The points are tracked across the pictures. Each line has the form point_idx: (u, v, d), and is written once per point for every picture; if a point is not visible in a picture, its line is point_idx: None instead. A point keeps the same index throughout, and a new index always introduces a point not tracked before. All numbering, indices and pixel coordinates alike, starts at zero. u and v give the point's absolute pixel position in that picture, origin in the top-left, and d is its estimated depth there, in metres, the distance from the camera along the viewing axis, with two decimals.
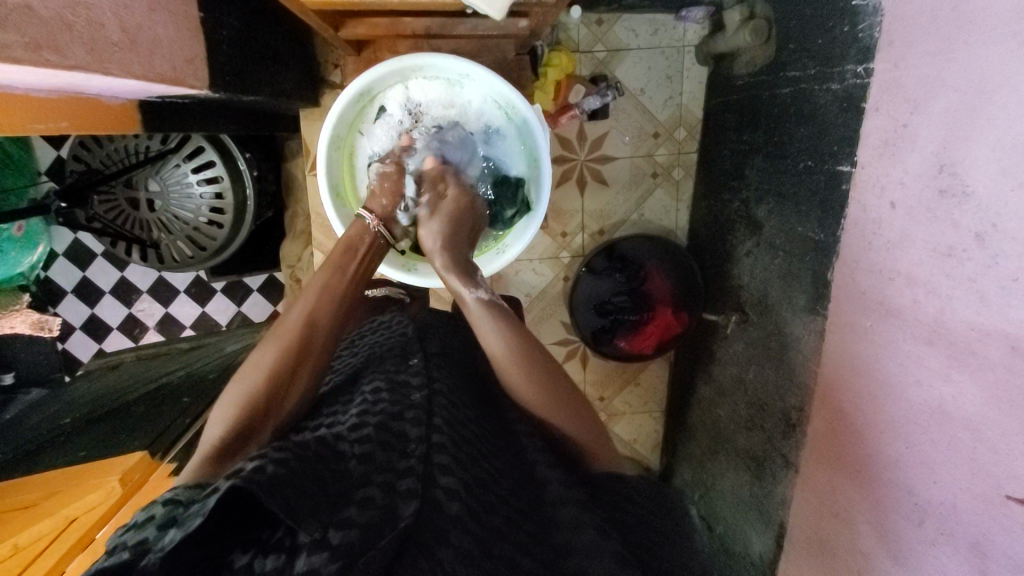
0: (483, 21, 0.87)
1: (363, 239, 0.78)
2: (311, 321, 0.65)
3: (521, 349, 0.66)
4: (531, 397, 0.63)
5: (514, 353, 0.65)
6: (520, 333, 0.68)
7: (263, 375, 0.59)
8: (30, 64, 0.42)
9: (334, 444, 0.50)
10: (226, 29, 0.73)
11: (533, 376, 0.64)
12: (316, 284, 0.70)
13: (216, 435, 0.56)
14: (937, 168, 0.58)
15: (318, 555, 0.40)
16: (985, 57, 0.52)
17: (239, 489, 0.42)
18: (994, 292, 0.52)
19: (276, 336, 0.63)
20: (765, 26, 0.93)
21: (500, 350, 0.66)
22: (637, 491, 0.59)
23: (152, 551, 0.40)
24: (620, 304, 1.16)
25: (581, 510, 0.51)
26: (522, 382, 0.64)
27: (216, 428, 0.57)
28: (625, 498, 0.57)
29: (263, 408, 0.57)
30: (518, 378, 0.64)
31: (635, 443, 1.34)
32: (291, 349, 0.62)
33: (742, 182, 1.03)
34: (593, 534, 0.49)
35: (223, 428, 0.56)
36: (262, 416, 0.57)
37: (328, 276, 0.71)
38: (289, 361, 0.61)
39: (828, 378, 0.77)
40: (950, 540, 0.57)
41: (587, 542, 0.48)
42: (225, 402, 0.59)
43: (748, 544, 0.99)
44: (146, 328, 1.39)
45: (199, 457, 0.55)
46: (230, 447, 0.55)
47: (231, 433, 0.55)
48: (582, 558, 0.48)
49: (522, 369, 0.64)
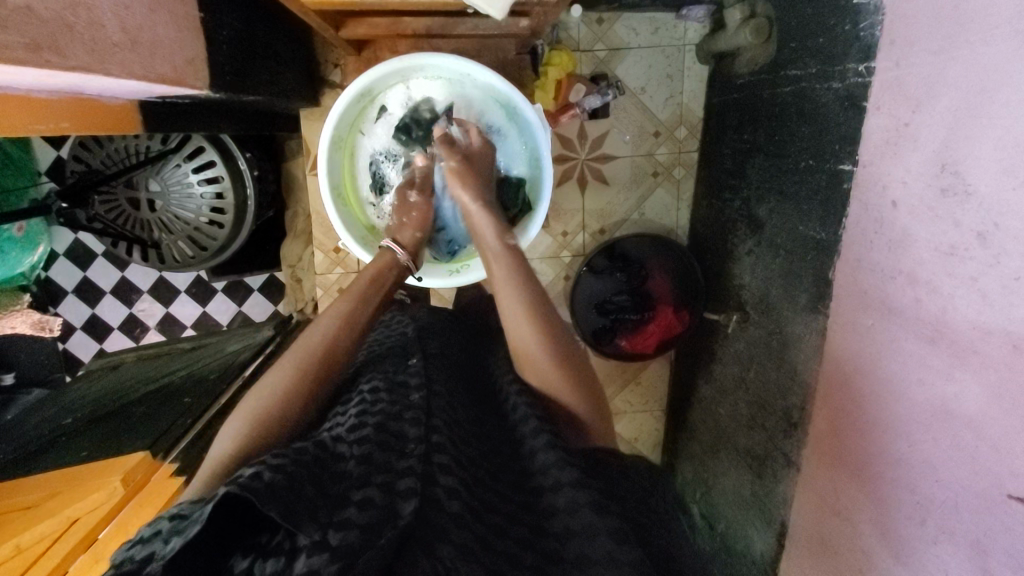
0: (484, 21, 0.87)
1: (390, 271, 0.77)
2: (333, 349, 0.64)
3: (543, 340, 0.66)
4: (550, 386, 0.64)
5: (544, 341, 0.66)
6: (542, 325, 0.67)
7: (281, 394, 0.58)
8: (31, 65, 0.42)
9: (333, 447, 0.51)
10: (226, 29, 0.73)
11: (564, 366, 0.65)
12: (336, 309, 0.68)
13: (223, 449, 0.54)
14: (939, 167, 0.58)
15: (318, 556, 0.40)
16: (986, 55, 0.52)
17: (234, 495, 0.41)
18: (996, 291, 0.52)
19: (292, 358, 0.62)
20: (766, 25, 0.93)
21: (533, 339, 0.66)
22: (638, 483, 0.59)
23: (154, 558, 0.40)
24: (620, 303, 1.16)
25: (579, 491, 0.50)
26: (544, 374, 0.65)
27: (223, 443, 0.55)
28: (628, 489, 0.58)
29: (278, 425, 0.56)
30: (550, 368, 0.65)
31: (635, 442, 1.34)
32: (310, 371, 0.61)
33: (743, 181, 1.03)
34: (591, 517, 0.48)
35: (233, 441, 0.55)
36: (273, 431, 0.56)
37: (351, 303, 0.70)
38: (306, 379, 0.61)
39: (829, 377, 0.77)
40: (952, 539, 0.57)
41: (585, 524, 0.48)
42: (237, 417, 0.57)
43: (749, 543, 0.99)
44: (147, 328, 1.39)
45: (204, 471, 0.53)
46: (236, 463, 0.52)
47: (242, 443, 0.54)
48: (581, 544, 0.47)
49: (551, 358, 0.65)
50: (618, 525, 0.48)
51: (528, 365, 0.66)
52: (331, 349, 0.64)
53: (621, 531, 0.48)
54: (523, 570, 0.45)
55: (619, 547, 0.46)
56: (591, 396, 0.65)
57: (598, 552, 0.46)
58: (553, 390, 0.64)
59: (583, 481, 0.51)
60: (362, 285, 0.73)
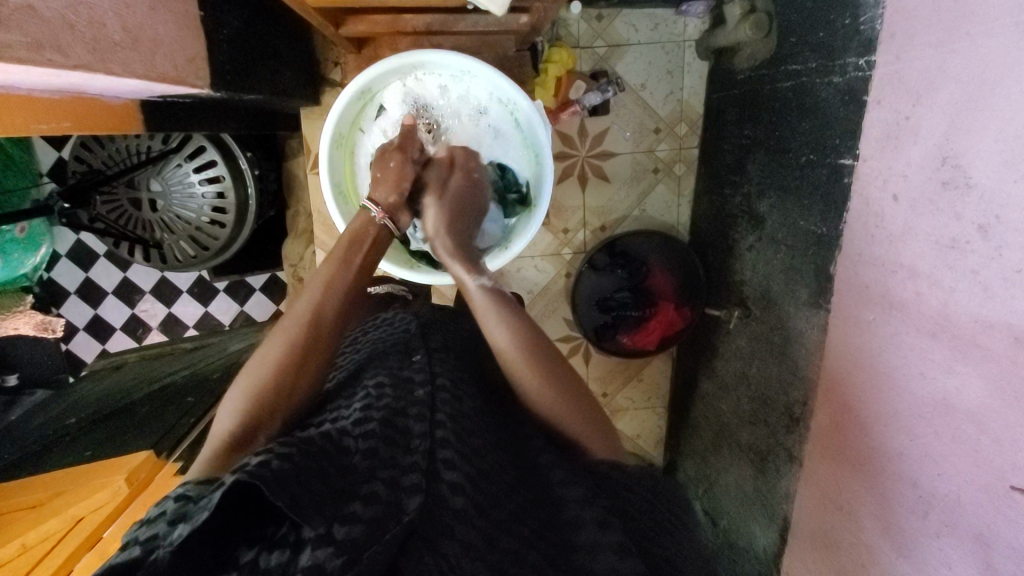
0: (484, 17, 0.86)
1: (367, 232, 0.75)
2: (320, 312, 0.63)
3: (548, 363, 0.63)
4: (561, 415, 0.61)
5: (522, 343, 0.63)
6: (532, 339, 0.64)
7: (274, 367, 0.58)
8: (33, 63, 0.42)
9: (339, 439, 0.49)
10: (226, 28, 0.73)
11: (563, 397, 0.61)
12: (321, 275, 0.67)
13: (225, 428, 0.55)
14: (939, 160, 0.59)
15: (323, 549, 0.40)
16: (988, 47, 0.52)
17: (243, 483, 0.41)
18: (997, 283, 0.52)
19: (278, 334, 0.61)
20: (766, 19, 0.93)
21: (531, 375, 0.61)
22: (629, 477, 0.57)
23: (160, 546, 0.40)
24: (621, 300, 1.18)
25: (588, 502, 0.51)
26: (562, 407, 0.61)
27: (225, 420, 0.56)
28: (622, 485, 0.56)
29: (272, 401, 0.57)
30: (528, 376, 0.61)
31: (638, 440, 1.34)
32: (300, 342, 0.60)
33: (743, 176, 1.03)
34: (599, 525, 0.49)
35: (234, 420, 0.55)
36: (272, 406, 0.57)
37: (332, 266, 0.69)
38: (295, 353, 0.60)
39: (832, 372, 0.77)
40: (955, 532, 0.57)
41: (591, 539, 0.49)
42: (234, 392, 0.57)
43: (752, 539, 0.99)
44: (149, 329, 1.40)
45: (209, 449, 0.55)
46: (236, 444, 0.54)
47: (241, 424, 0.55)
48: (585, 556, 0.48)
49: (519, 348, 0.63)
50: (623, 539, 0.49)
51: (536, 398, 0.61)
52: (316, 321, 0.63)
53: (625, 544, 0.48)
54: (526, 569, 0.46)
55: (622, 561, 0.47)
56: (586, 403, 0.63)
57: (601, 565, 0.47)
58: (537, 399, 0.61)
59: (591, 497, 0.52)
60: (342, 245, 0.72)
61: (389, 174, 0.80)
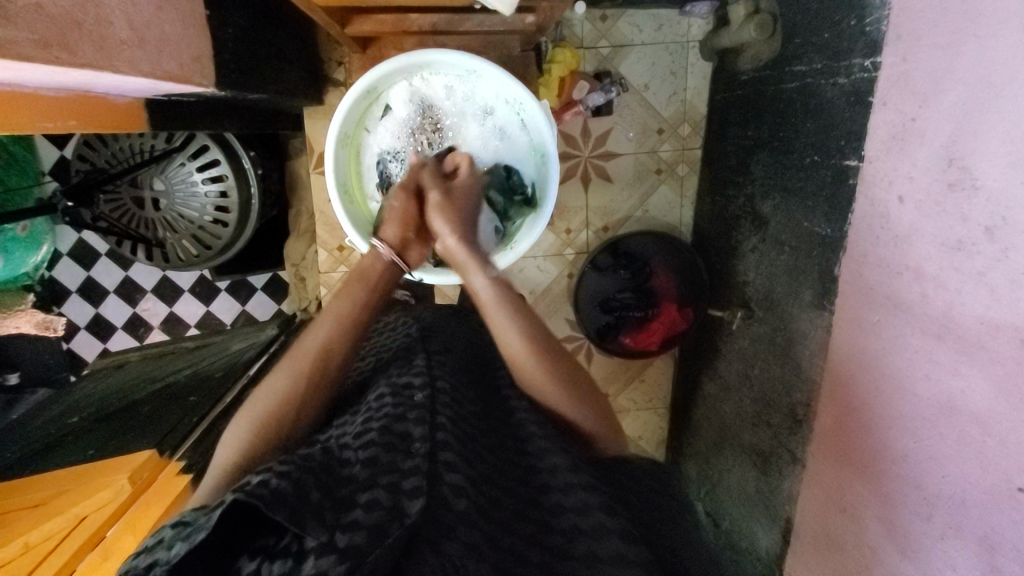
0: (489, 16, 0.86)
1: (376, 267, 0.72)
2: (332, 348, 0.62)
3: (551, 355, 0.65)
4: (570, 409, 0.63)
5: (533, 350, 0.64)
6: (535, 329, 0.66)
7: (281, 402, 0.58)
8: (41, 61, 0.42)
9: (339, 453, 0.51)
10: (232, 26, 0.73)
11: (567, 389, 0.64)
12: (336, 309, 0.65)
13: (225, 459, 0.56)
14: (945, 161, 0.58)
15: (327, 557, 0.39)
16: (996, 48, 0.52)
17: (242, 502, 0.41)
18: (1004, 285, 0.51)
19: (287, 360, 0.61)
20: (770, 21, 0.92)
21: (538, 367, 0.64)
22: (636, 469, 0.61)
23: (158, 564, 0.40)
24: (625, 300, 1.17)
25: (589, 492, 0.51)
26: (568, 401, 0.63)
27: (226, 452, 0.56)
28: (629, 477, 0.59)
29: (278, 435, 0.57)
30: (537, 371, 0.64)
31: (640, 441, 1.34)
32: (307, 374, 0.60)
33: (747, 176, 1.03)
34: (600, 515, 0.49)
35: (234, 455, 0.55)
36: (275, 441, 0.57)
37: (343, 301, 0.66)
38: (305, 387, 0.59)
39: (836, 374, 0.77)
40: (959, 534, 0.57)
41: (595, 524, 0.48)
42: (239, 426, 0.58)
43: (754, 540, 0.99)
44: (150, 327, 1.39)
45: (212, 478, 0.55)
46: (236, 471, 0.54)
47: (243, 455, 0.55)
48: (589, 543, 0.47)
49: (525, 341, 0.65)
50: (627, 527, 0.49)
51: (549, 395, 0.64)
52: (325, 356, 0.61)
53: (630, 532, 0.48)
54: (530, 567, 0.46)
55: (629, 547, 0.46)
56: (588, 393, 0.66)
57: (606, 549, 0.47)
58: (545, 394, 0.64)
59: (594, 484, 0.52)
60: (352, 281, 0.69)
61: (396, 213, 0.76)
